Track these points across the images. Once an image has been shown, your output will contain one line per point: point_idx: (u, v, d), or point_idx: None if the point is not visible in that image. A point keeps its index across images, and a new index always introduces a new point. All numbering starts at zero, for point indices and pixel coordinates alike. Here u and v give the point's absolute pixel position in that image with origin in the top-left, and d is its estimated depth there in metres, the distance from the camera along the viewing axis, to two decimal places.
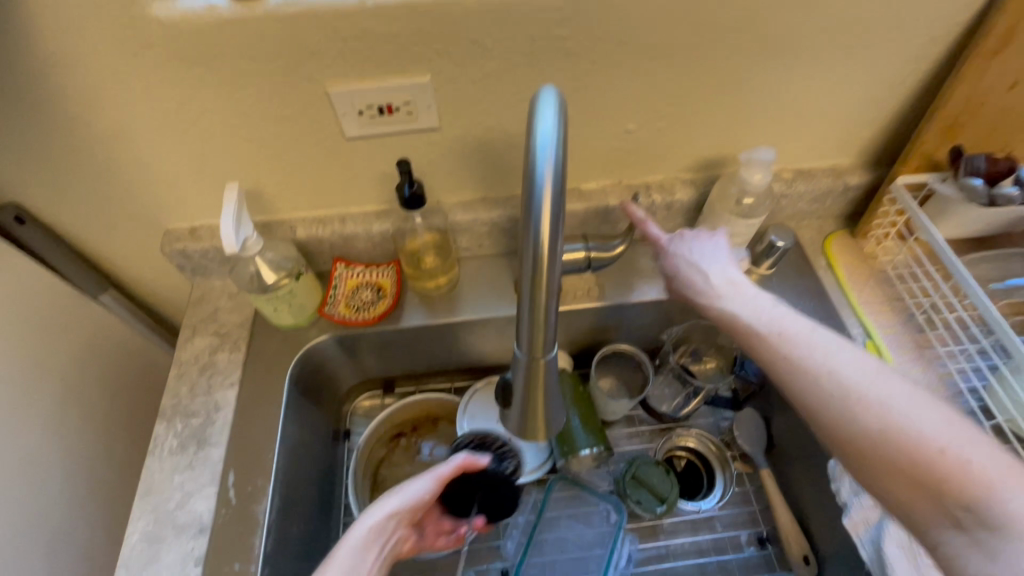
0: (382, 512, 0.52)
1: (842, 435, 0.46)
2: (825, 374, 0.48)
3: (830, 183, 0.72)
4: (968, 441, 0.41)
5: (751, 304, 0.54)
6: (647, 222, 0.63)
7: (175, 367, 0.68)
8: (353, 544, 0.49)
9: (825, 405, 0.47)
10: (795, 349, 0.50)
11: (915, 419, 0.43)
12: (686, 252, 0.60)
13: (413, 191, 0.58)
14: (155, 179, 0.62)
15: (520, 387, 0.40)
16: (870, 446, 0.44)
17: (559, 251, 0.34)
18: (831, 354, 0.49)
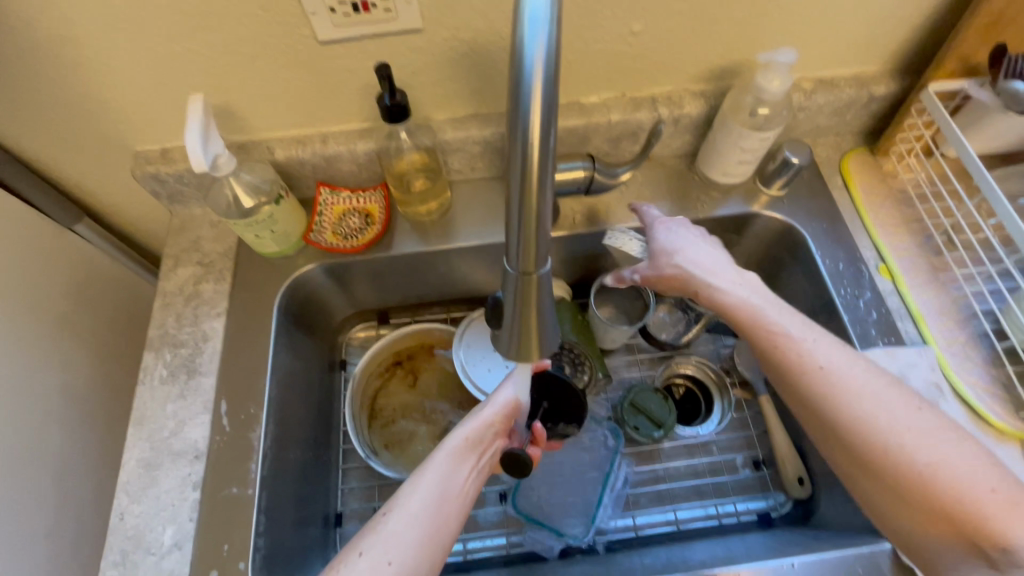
0: (478, 419, 0.53)
1: (864, 458, 0.46)
2: (853, 397, 0.47)
3: (854, 93, 0.66)
4: (938, 444, 0.44)
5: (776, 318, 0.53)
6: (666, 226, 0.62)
7: (160, 298, 0.65)
8: (449, 452, 0.51)
9: (850, 429, 0.47)
10: (822, 370, 0.49)
11: (939, 447, 0.44)
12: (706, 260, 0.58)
13: (395, 102, 0.53)
14: (114, 93, 0.57)
15: (511, 307, 0.37)
16: (845, 448, 0.47)
17: (551, 149, 0.31)
18: (820, 353, 0.50)
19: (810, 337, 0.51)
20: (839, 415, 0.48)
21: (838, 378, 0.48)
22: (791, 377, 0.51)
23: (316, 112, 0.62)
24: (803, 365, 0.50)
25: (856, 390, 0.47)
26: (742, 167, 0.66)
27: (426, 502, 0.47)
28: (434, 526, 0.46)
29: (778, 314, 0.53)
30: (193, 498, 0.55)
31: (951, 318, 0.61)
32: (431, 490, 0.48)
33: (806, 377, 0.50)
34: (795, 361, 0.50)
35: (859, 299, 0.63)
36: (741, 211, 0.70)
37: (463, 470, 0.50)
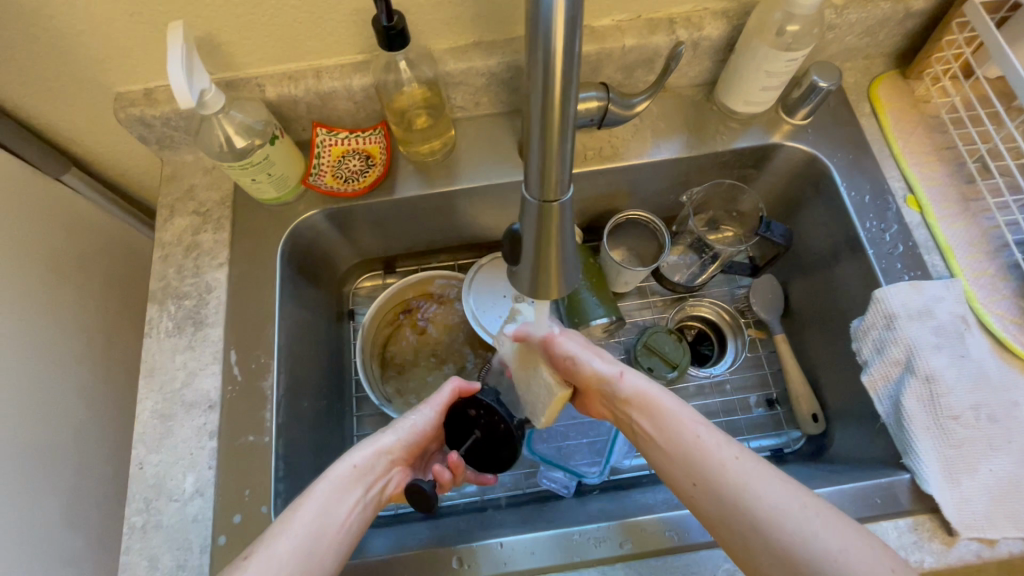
0: (372, 447, 0.49)
1: (762, 552, 0.40)
2: (736, 480, 0.42)
3: (891, 7, 0.60)
4: (834, 531, 0.39)
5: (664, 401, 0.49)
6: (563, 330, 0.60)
7: (159, 249, 0.63)
8: (331, 481, 0.45)
9: (740, 518, 0.41)
10: (706, 454, 0.44)
11: (831, 533, 0.39)
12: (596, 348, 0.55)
13: (393, 25, 0.48)
14: (86, 26, 0.52)
15: (531, 239, 0.35)
16: (744, 546, 0.41)
17: (578, 57, 0.27)
18: (714, 443, 0.45)
19: (706, 431, 0.46)
20: (739, 517, 0.41)
21: (737, 471, 0.43)
22: (690, 473, 0.45)
23: (307, 43, 0.58)
24: (702, 459, 0.44)
25: (756, 484, 0.42)
26: (765, 95, 0.62)
27: (301, 535, 0.41)
28: (309, 564, 0.40)
29: (673, 402, 0.49)
30: (211, 447, 0.55)
31: (981, 250, 0.58)
32: (306, 524, 0.42)
33: (705, 475, 0.44)
34: (690, 453, 0.45)
35: (885, 232, 0.61)
36: (760, 143, 0.66)
37: (346, 502, 0.45)
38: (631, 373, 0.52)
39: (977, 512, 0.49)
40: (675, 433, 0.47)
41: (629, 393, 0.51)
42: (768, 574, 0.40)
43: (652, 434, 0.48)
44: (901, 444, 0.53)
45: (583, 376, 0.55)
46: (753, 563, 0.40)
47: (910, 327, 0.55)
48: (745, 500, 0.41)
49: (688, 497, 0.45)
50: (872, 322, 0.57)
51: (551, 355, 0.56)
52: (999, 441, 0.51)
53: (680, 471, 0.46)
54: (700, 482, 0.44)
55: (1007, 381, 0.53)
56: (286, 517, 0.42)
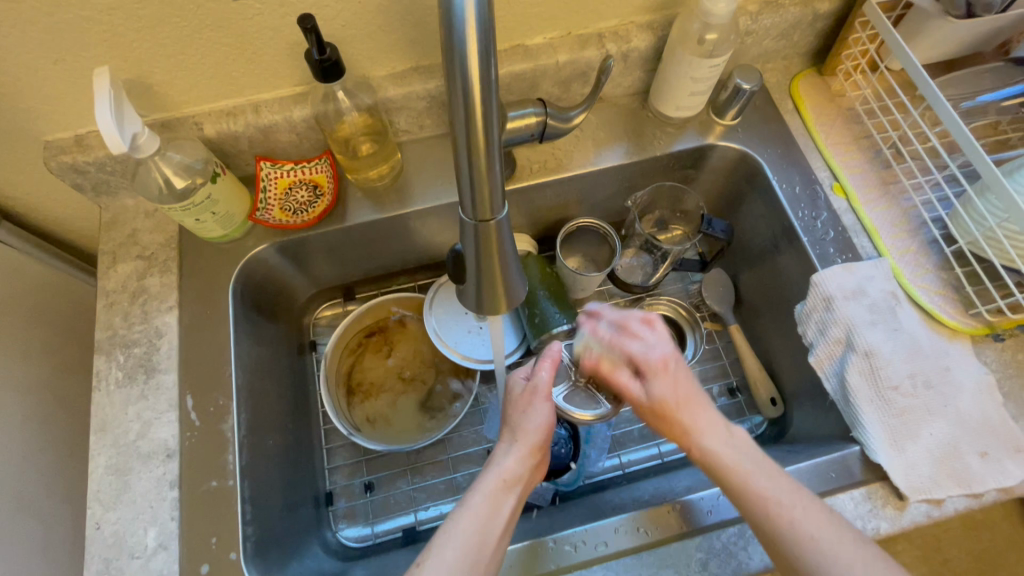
0: (507, 456, 0.53)
1: None
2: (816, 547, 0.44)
3: (799, 13, 0.65)
4: None
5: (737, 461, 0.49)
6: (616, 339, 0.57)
7: (102, 298, 0.61)
8: (483, 492, 0.50)
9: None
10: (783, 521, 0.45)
11: None
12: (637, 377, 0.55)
13: (325, 57, 0.49)
14: (4, 76, 0.50)
15: (472, 257, 0.36)
16: None
17: (494, 81, 0.28)
18: (795, 514, 0.45)
19: (798, 502, 0.46)
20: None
21: (817, 550, 0.44)
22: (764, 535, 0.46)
23: (241, 79, 0.57)
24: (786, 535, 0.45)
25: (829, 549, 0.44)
26: (695, 99, 0.65)
27: (464, 541, 0.46)
28: (474, 567, 0.45)
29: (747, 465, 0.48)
30: (172, 498, 0.53)
31: (903, 229, 0.63)
32: (471, 530, 0.47)
33: (788, 545, 0.44)
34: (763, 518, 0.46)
35: (816, 220, 0.64)
36: (696, 144, 0.70)
37: (500, 508, 0.49)
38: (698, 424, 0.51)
39: (922, 475, 0.52)
40: (753, 501, 0.46)
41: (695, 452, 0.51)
42: None
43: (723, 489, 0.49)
44: (849, 418, 0.56)
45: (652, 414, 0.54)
46: None
47: (847, 307, 0.58)
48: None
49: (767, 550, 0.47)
50: (812, 305, 0.60)
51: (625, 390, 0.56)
52: (936, 407, 0.55)
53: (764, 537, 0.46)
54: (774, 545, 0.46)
55: (939, 350, 0.57)
56: (452, 521, 0.48)
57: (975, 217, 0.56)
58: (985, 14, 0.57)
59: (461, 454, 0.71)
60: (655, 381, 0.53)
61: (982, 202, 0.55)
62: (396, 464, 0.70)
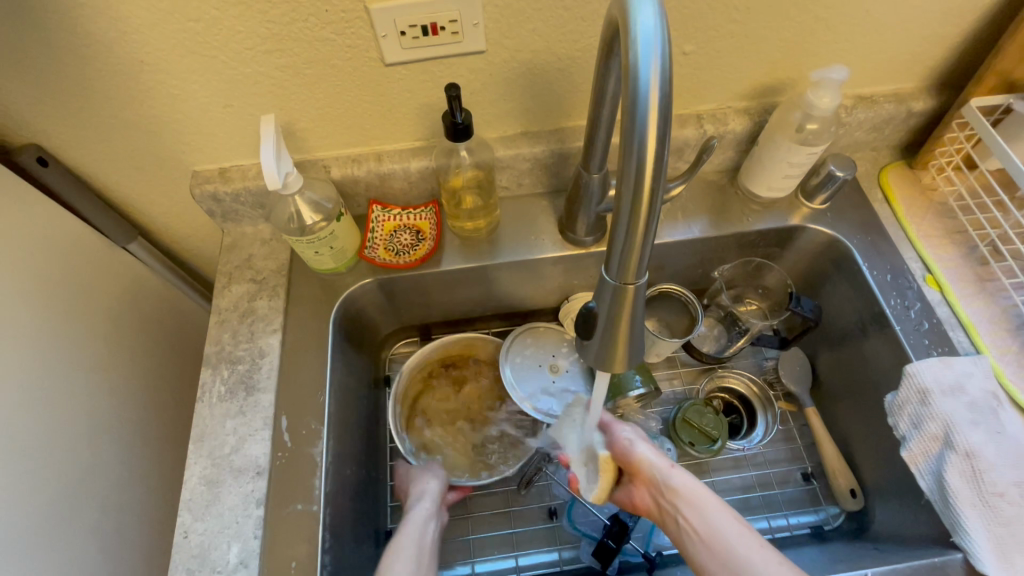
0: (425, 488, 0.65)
1: None
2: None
3: (892, 109, 0.68)
4: None
5: (700, 493, 0.58)
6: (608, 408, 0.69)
7: (215, 314, 0.66)
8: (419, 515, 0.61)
9: None
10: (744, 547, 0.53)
11: None
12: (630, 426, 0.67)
13: (461, 120, 0.53)
14: (180, 115, 0.58)
15: (604, 317, 0.37)
16: None
17: (663, 160, 0.31)
18: (755, 545, 0.53)
19: (755, 541, 0.53)
20: None
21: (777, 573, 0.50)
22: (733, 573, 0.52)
23: (371, 131, 0.64)
24: (745, 558, 0.52)
25: None
26: (788, 182, 0.68)
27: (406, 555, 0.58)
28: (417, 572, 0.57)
29: (715, 500, 0.57)
30: (257, 516, 0.55)
31: (1003, 327, 0.62)
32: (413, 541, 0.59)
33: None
34: (734, 551, 0.53)
35: (909, 310, 0.64)
36: (784, 224, 0.71)
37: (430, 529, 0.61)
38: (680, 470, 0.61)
39: None
40: (724, 533, 0.54)
41: (677, 485, 0.59)
42: None
43: (695, 525, 0.56)
44: (949, 522, 0.53)
45: (637, 461, 0.63)
46: None
47: (945, 403, 0.57)
48: None
49: None
50: (905, 396, 0.59)
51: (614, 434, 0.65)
52: None
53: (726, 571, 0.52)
54: None
55: None
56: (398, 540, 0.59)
57: None
58: None
59: (523, 507, 0.70)
60: (626, 431, 0.66)
61: None
62: (457, 510, 0.70)
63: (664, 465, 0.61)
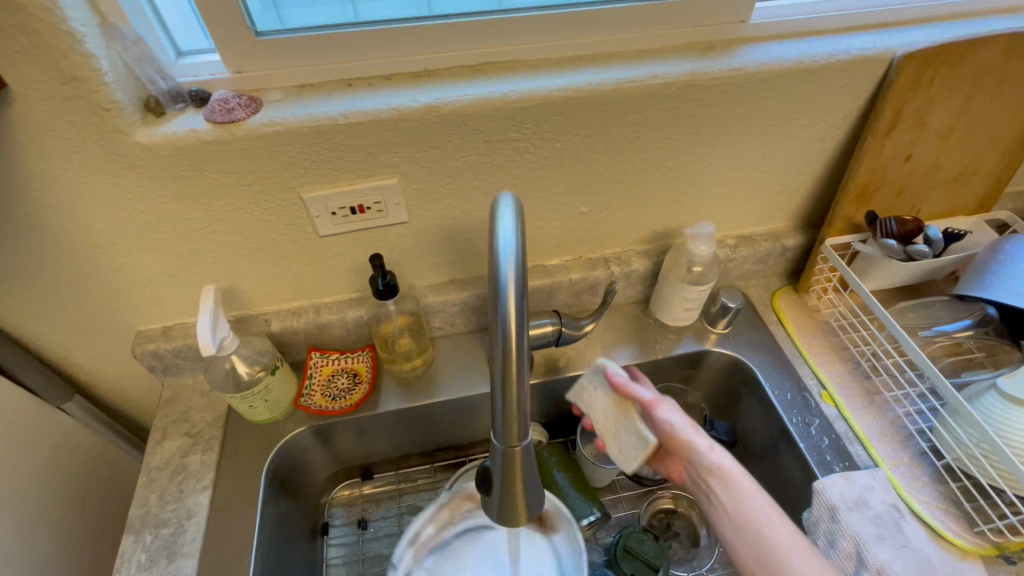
0: None
1: None
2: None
3: (768, 246, 0.80)
4: None
5: (744, 481, 0.57)
6: (652, 403, 0.61)
7: (144, 473, 0.65)
8: None
9: None
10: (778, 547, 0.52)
11: None
12: (674, 415, 0.60)
13: (386, 282, 0.60)
14: (127, 285, 0.63)
15: (498, 474, 0.41)
16: None
17: (526, 341, 0.37)
18: (788, 534, 0.53)
19: (784, 525, 0.54)
20: None
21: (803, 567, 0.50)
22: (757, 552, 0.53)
23: (311, 287, 0.70)
24: (770, 544, 0.52)
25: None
26: (689, 312, 0.76)
27: None
28: None
29: (751, 486, 0.56)
30: None
31: (894, 439, 0.67)
32: None
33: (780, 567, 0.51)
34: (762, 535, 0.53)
35: (810, 426, 0.70)
36: (694, 349, 0.79)
37: None
38: (721, 450, 0.59)
39: None
40: (759, 532, 0.53)
41: (715, 467, 0.58)
42: None
43: (728, 503, 0.56)
44: None
45: (677, 445, 0.60)
46: None
47: (850, 519, 0.60)
48: None
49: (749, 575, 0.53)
50: (818, 513, 0.62)
51: (654, 412, 0.60)
52: None
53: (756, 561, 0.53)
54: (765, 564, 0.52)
55: (950, 569, 0.57)
56: None
57: (954, 435, 0.62)
58: (921, 258, 0.70)
59: None
60: (665, 411, 0.60)
61: (955, 421, 0.61)
62: None
63: (705, 448, 0.59)
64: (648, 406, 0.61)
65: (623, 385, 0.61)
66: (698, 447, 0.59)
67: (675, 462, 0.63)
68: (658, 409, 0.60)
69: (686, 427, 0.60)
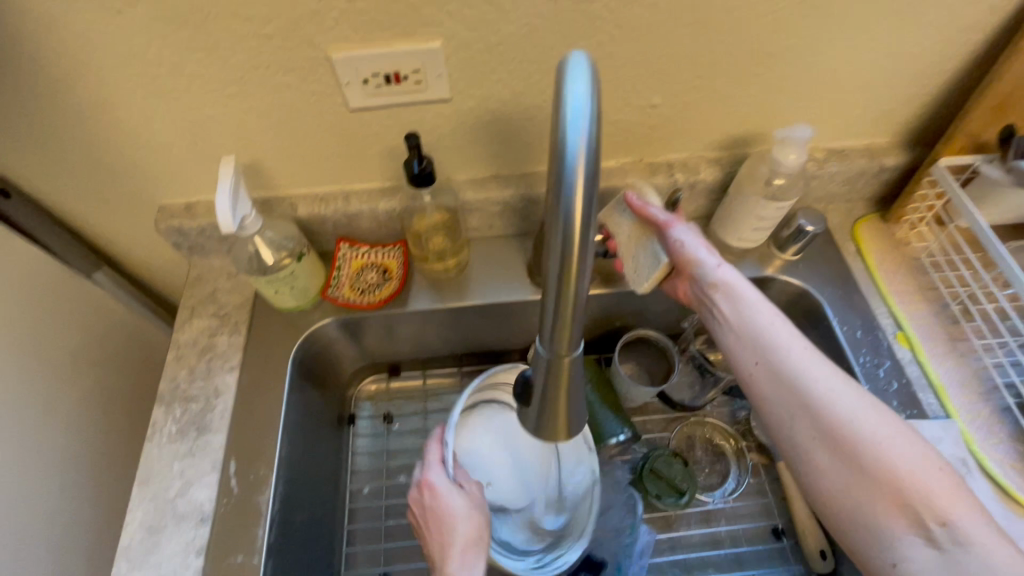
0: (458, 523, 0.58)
1: (829, 429, 0.50)
2: (821, 387, 0.51)
3: (864, 164, 0.68)
4: (857, 411, 0.50)
5: (751, 298, 0.57)
6: (668, 222, 0.60)
7: (173, 349, 0.65)
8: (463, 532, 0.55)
9: (815, 412, 0.51)
10: (788, 359, 0.54)
11: (843, 406, 0.50)
12: (686, 234, 0.61)
13: (422, 168, 0.53)
14: (144, 151, 0.58)
15: (541, 386, 0.36)
16: (806, 419, 0.51)
17: (592, 235, 0.31)
18: (799, 346, 0.54)
19: (795, 338, 0.55)
20: (808, 406, 0.51)
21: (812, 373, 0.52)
22: (761, 358, 0.55)
23: (340, 171, 0.63)
24: (780, 355, 0.54)
25: (820, 382, 0.52)
26: (758, 233, 0.67)
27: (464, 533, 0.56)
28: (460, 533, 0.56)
29: (759, 300, 0.57)
30: (195, 566, 0.53)
31: (973, 391, 0.60)
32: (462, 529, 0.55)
33: (786, 371, 0.53)
34: (769, 346, 0.55)
35: (878, 368, 0.63)
36: (756, 275, 0.70)
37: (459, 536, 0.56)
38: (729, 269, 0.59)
39: None
40: (769, 342, 0.55)
41: (722, 283, 0.59)
42: (796, 428, 0.52)
43: (734, 318, 0.58)
44: None
45: (688, 264, 0.61)
46: (793, 433, 0.52)
47: None
48: (815, 399, 0.51)
49: (752, 380, 0.55)
50: None
51: (668, 231, 0.60)
52: None
53: (763, 366, 0.55)
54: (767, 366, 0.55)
55: (1014, 531, 0.53)
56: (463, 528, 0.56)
57: None
58: None
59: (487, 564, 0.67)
60: (678, 230, 0.60)
61: None
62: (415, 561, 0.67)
63: (712, 264, 0.60)
64: (665, 226, 0.60)
65: (641, 206, 0.60)
66: (707, 265, 0.60)
67: (680, 281, 0.64)
68: (672, 229, 0.60)
69: (696, 246, 0.60)
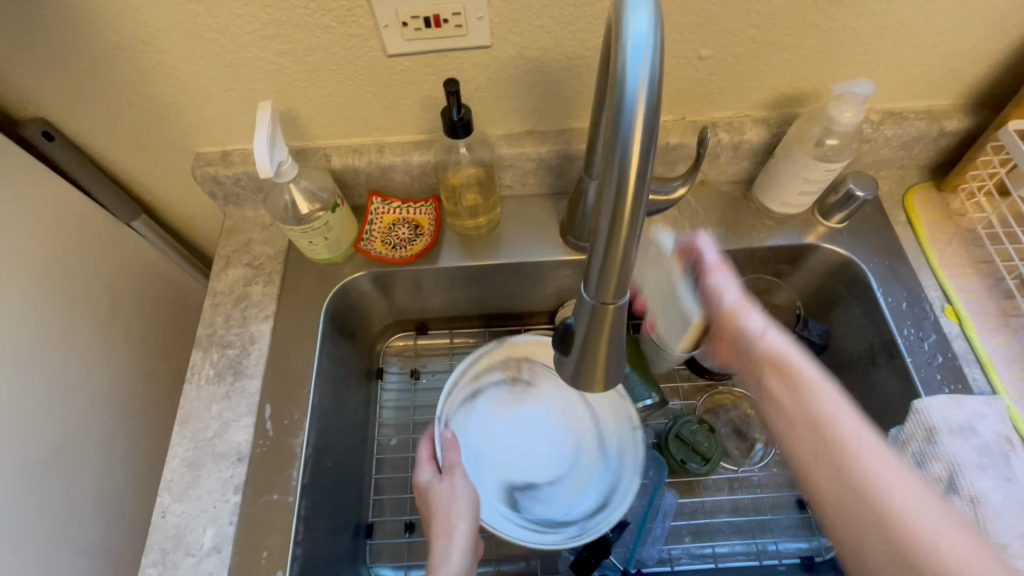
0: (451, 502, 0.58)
1: (881, 526, 0.40)
2: (871, 462, 0.42)
3: (923, 127, 0.64)
4: (906, 485, 0.41)
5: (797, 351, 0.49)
6: (710, 263, 0.53)
7: (210, 297, 0.66)
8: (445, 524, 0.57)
9: (861, 502, 0.41)
10: (840, 428, 0.44)
11: (894, 484, 0.41)
12: (722, 273, 0.53)
13: (461, 116, 0.51)
14: (181, 96, 0.58)
15: (582, 336, 0.36)
16: (851, 518, 0.42)
17: (648, 176, 0.29)
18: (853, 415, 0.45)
19: (848, 398, 0.45)
20: (849, 489, 0.42)
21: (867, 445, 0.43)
22: (804, 428, 0.46)
23: (375, 122, 0.62)
24: (828, 424, 0.45)
25: (870, 458, 0.42)
26: (804, 198, 0.64)
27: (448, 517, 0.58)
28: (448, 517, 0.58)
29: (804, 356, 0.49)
30: (233, 502, 0.55)
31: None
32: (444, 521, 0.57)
33: (833, 438, 0.44)
34: (813, 415, 0.46)
35: (923, 341, 0.61)
36: (797, 242, 0.68)
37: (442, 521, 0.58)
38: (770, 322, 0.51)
39: None
40: (814, 406, 0.46)
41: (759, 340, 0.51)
42: (838, 517, 0.43)
43: (776, 386, 0.49)
44: None
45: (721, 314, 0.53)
46: (837, 524, 0.43)
47: (953, 444, 0.53)
48: (865, 485, 0.42)
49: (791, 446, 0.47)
50: (911, 433, 0.56)
51: (705, 275, 0.53)
52: None
53: (805, 429, 0.46)
54: (819, 450, 0.45)
55: None
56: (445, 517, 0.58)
57: None
58: None
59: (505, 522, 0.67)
60: (717, 276, 0.53)
61: None
62: None
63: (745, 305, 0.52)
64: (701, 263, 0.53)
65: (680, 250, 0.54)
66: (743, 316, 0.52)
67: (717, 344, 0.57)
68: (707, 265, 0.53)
69: (734, 293, 0.52)
